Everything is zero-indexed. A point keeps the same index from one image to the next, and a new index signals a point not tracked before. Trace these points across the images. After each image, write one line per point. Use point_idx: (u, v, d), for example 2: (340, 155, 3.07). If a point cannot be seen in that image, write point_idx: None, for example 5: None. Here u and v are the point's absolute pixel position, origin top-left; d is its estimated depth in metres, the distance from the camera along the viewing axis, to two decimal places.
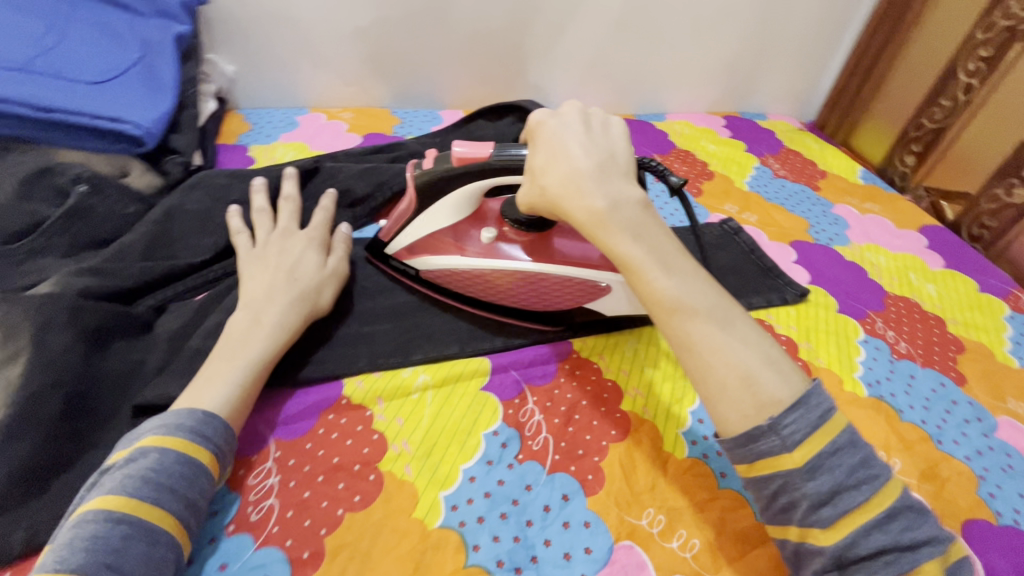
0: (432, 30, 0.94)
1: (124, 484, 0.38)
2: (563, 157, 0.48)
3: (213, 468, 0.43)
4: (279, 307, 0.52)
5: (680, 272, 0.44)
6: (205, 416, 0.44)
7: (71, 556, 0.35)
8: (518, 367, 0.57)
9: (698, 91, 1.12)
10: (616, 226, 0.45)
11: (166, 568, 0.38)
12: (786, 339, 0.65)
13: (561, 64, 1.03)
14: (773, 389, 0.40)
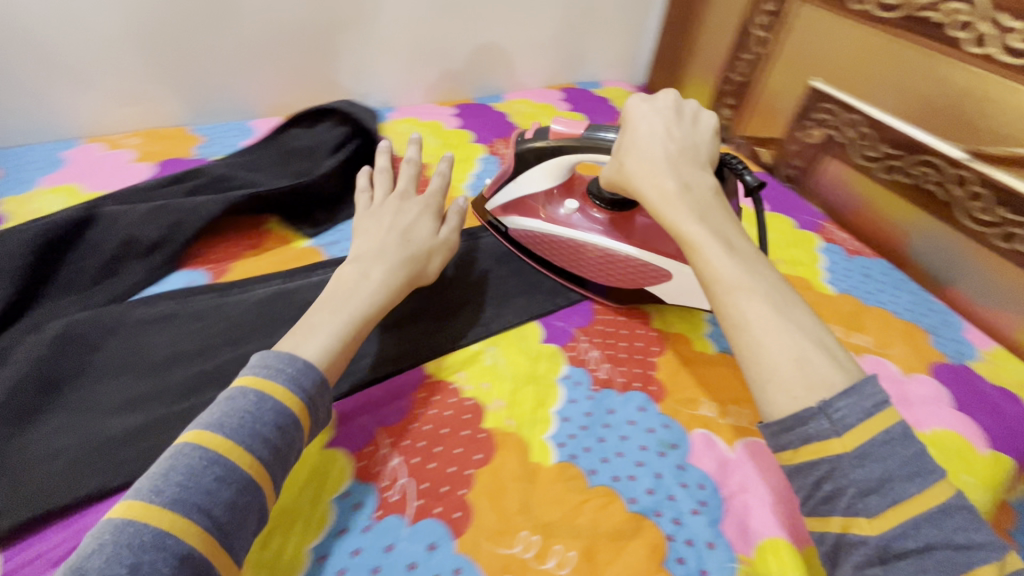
0: (219, 31, 0.82)
1: (223, 426, 0.38)
2: (643, 143, 0.53)
3: (307, 423, 0.42)
4: (384, 265, 0.53)
5: (736, 247, 0.44)
6: (307, 365, 0.43)
7: (166, 488, 0.35)
8: (367, 410, 0.52)
9: (531, 66, 1.10)
10: (678, 200, 0.48)
11: (250, 521, 0.37)
12: (639, 313, 0.66)
13: (383, 52, 0.95)
14: (828, 374, 0.37)
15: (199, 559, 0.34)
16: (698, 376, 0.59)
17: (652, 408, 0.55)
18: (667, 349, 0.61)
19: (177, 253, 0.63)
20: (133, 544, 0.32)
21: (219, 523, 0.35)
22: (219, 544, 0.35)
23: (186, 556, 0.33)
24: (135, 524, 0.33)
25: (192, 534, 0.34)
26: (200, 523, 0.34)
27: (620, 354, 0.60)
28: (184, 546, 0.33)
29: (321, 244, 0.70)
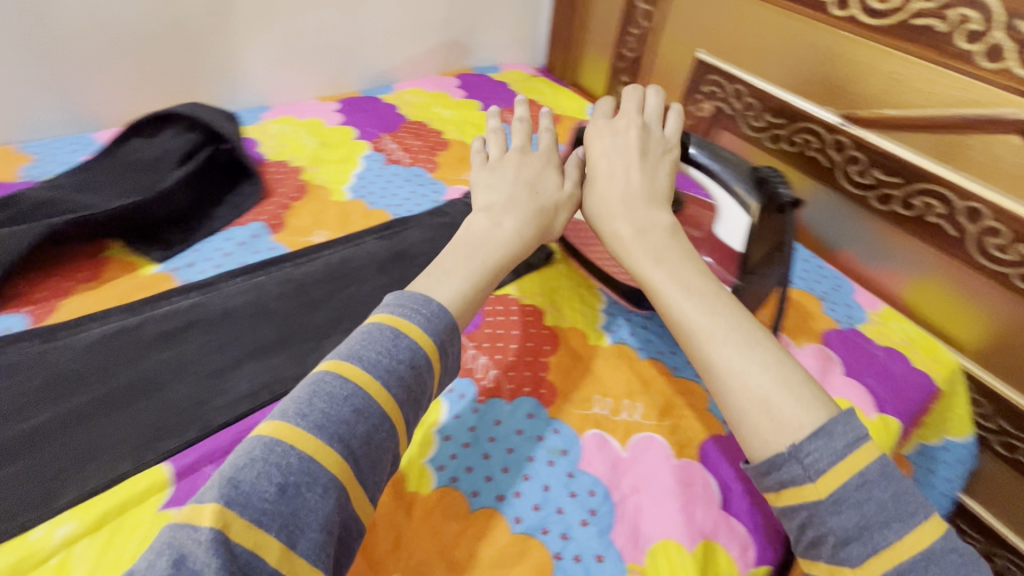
0: (33, 29, 0.70)
1: (368, 365, 0.39)
2: (605, 182, 0.54)
3: (437, 364, 0.43)
4: (517, 213, 0.53)
5: (699, 290, 0.46)
6: (440, 308, 0.44)
7: (311, 412, 0.36)
8: (215, 457, 0.46)
9: (421, 55, 1.04)
10: (637, 238, 0.50)
11: (384, 456, 0.38)
12: (532, 309, 0.62)
13: (245, 44, 0.85)
14: (800, 415, 0.38)
15: (340, 488, 0.35)
16: (591, 372, 0.56)
17: (543, 414, 0.52)
18: (560, 346, 0.58)
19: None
20: (278, 468, 0.33)
21: (356, 454, 0.36)
22: (355, 473, 0.36)
23: (326, 487, 0.34)
24: (282, 446, 0.34)
25: (333, 462, 0.35)
26: (338, 452, 0.35)
27: (510, 358, 0.56)
28: (324, 476, 0.34)
29: (173, 267, 0.62)
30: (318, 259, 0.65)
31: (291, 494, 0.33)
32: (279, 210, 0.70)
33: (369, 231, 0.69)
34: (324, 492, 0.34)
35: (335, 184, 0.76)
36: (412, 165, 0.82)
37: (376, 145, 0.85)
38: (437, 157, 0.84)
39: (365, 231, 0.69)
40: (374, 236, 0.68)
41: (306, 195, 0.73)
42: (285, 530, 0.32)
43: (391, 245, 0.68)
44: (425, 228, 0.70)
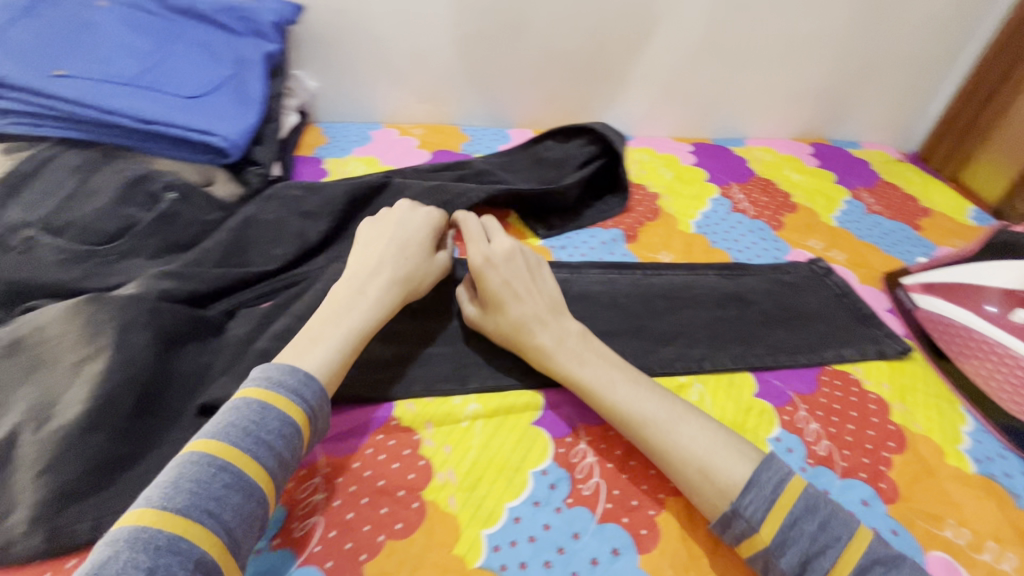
0: (507, 49, 0.94)
1: (246, 436, 0.39)
2: (511, 299, 0.53)
3: (305, 431, 0.43)
4: (390, 289, 0.53)
5: (620, 381, 0.49)
6: (306, 376, 0.44)
7: (176, 496, 0.36)
8: (573, 404, 0.54)
9: (781, 119, 1.06)
10: (564, 337, 0.52)
11: (255, 524, 0.38)
12: (876, 398, 0.58)
13: (636, 84, 0.99)
14: (729, 470, 0.43)
15: (210, 564, 0.34)
16: (944, 492, 0.51)
17: (878, 506, 0.49)
18: (907, 449, 0.54)
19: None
20: (148, 549, 0.33)
21: (229, 527, 0.36)
22: (227, 546, 0.36)
23: (201, 561, 0.34)
24: (149, 533, 0.34)
25: (203, 537, 0.35)
26: (209, 525, 0.35)
27: (845, 437, 0.54)
28: (195, 553, 0.34)
29: (551, 245, 0.76)
30: (661, 276, 0.70)
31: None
32: (634, 225, 0.80)
33: (712, 264, 0.73)
34: (195, 566, 0.34)
35: (682, 216, 0.82)
36: (756, 219, 0.83)
37: (724, 192, 0.88)
38: (784, 217, 0.84)
39: (709, 264, 0.73)
40: (715, 272, 0.71)
41: (658, 218, 0.82)
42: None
43: (734, 284, 0.70)
44: (765, 280, 0.71)
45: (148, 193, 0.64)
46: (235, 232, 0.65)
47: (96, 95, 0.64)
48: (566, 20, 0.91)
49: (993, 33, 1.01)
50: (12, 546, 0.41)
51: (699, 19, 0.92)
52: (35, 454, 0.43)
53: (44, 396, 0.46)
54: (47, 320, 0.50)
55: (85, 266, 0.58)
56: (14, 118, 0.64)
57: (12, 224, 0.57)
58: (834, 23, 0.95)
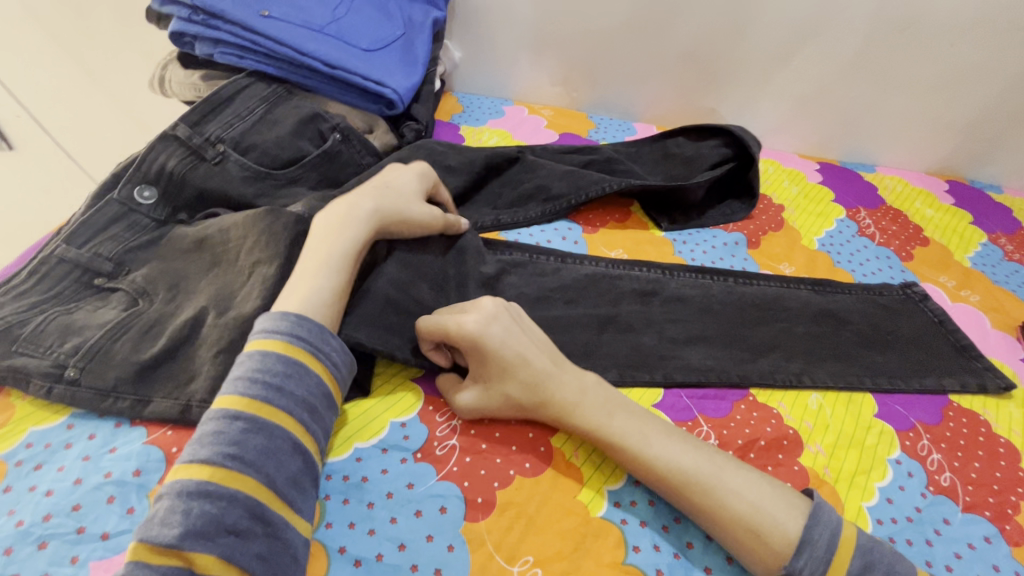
0: (649, 44, 0.96)
1: (254, 386, 0.41)
2: (521, 363, 0.48)
3: (314, 366, 0.45)
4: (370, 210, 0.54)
5: (650, 430, 0.47)
6: (297, 317, 0.45)
7: (201, 448, 0.39)
8: (693, 395, 0.56)
9: (919, 150, 1.02)
10: (583, 389, 0.49)
11: (286, 458, 0.40)
12: (1005, 442, 0.56)
13: (772, 95, 0.98)
14: (781, 526, 0.41)
15: (245, 500, 0.37)
16: None
17: (1002, 546, 0.48)
18: None
19: (565, 206, 0.76)
20: (181, 495, 0.36)
21: (254, 465, 0.39)
22: (260, 483, 0.38)
23: (234, 498, 0.37)
24: (182, 482, 0.37)
25: (227, 479, 0.37)
26: (231, 467, 0.38)
27: (970, 474, 0.53)
28: (226, 491, 0.37)
29: (673, 238, 0.77)
30: (754, 286, 0.67)
31: (194, 514, 0.36)
32: (757, 232, 0.80)
33: (800, 278, 0.69)
34: (227, 503, 0.37)
35: (807, 232, 0.82)
36: (883, 246, 0.81)
37: (851, 215, 0.86)
38: (914, 250, 0.81)
39: (795, 277, 0.70)
40: (806, 287, 0.68)
41: (781, 229, 0.81)
42: (206, 540, 0.35)
43: (829, 303, 0.66)
44: (860, 300, 0.68)
45: (318, 131, 0.70)
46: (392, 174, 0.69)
47: (292, 36, 0.71)
48: (716, 21, 0.91)
49: None
50: (191, 409, 0.47)
51: (855, 35, 0.89)
52: (216, 335, 0.50)
53: (225, 288, 0.53)
54: (229, 224, 0.57)
55: (260, 186, 0.65)
56: (221, 49, 0.72)
57: (208, 138, 0.65)
58: (1002, 58, 0.90)
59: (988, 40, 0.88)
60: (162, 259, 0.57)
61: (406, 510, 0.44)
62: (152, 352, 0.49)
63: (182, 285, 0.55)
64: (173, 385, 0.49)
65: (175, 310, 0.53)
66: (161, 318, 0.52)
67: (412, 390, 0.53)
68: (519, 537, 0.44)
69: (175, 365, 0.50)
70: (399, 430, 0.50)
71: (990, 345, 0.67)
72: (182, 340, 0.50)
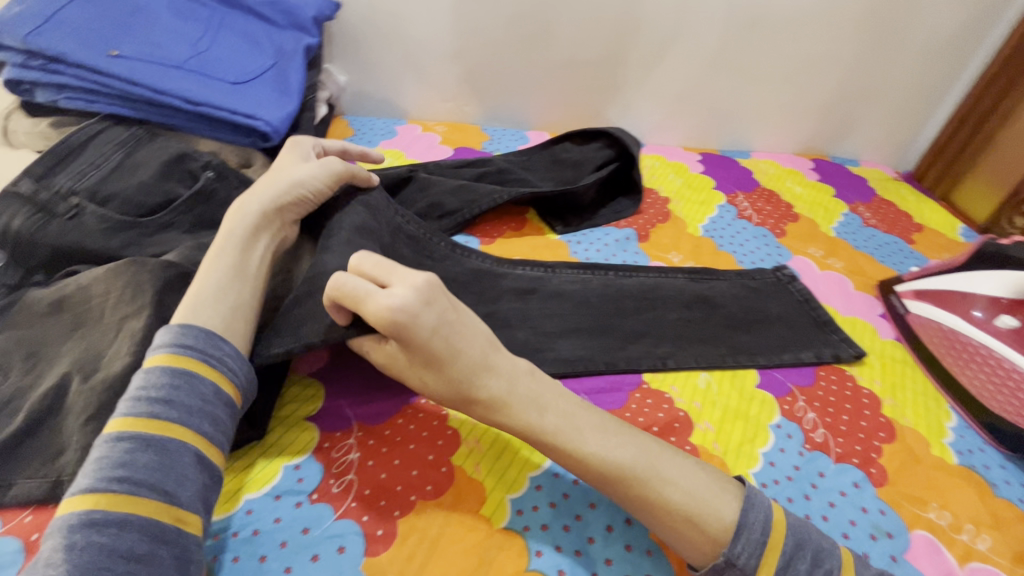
0: (529, 56, 0.99)
1: (140, 403, 0.39)
2: (447, 351, 0.43)
3: (206, 372, 0.43)
4: (254, 197, 0.53)
5: (587, 427, 0.45)
6: (184, 327, 0.44)
7: (85, 478, 0.36)
8: (590, 391, 0.58)
9: (785, 133, 1.11)
10: (512, 382, 0.45)
11: (184, 470, 0.38)
12: (869, 393, 0.62)
13: (651, 95, 1.04)
14: (717, 511, 0.42)
15: (141, 522, 0.35)
16: (930, 478, 0.54)
17: (869, 489, 0.53)
18: (897, 440, 0.58)
19: (462, 217, 0.77)
20: (64, 531, 0.34)
21: (148, 484, 0.36)
22: (157, 501, 0.36)
23: (127, 523, 0.35)
24: (66, 517, 0.35)
25: (119, 503, 0.35)
26: (119, 491, 0.35)
27: (840, 427, 0.58)
28: (116, 515, 0.35)
29: (567, 240, 0.80)
30: (632, 278, 0.71)
31: (80, 547, 0.33)
32: (646, 226, 0.85)
33: (683, 269, 0.74)
34: (119, 529, 0.34)
35: (691, 220, 0.87)
36: (760, 226, 0.88)
37: (730, 200, 0.93)
38: (786, 226, 0.88)
39: (679, 268, 0.74)
40: (684, 275, 0.73)
41: (668, 221, 0.86)
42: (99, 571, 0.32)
43: (705, 288, 0.72)
44: (734, 285, 0.74)
45: (188, 172, 0.66)
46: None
47: (146, 74, 0.68)
48: (589, 30, 0.96)
49: (985, 61, 1.04)
50: (55, 488, 0.44)
51: (713, 36, 0.97)
52: (82, 401, 0.46)
53: (87, 352, 0.49)
54: (89, 280, 0.53)
55: (125, 236, 0.60)
56: (67, 93, 0.69)
57: (59, 191, 0.60)
58: (838, 46, 1.00)
59: (824, 31, 0.98)
60: (13, 327, 0.52)
61: (302, 556, 0.43)
62: (6, 433, 0.45)
63: (38, 352, 0.50)
64: (41, 462, 0.45)
65: (35, 380, 0.48)
66: (15, 394, 0.48)
67: (305, 430, 0.52)
68: (421, 562, 0.43)
69: (38, 443, 0.45)
70: (293, 473, 0.48)
71: (853, 306, 0.74)
72: (45, 412, 0.46)
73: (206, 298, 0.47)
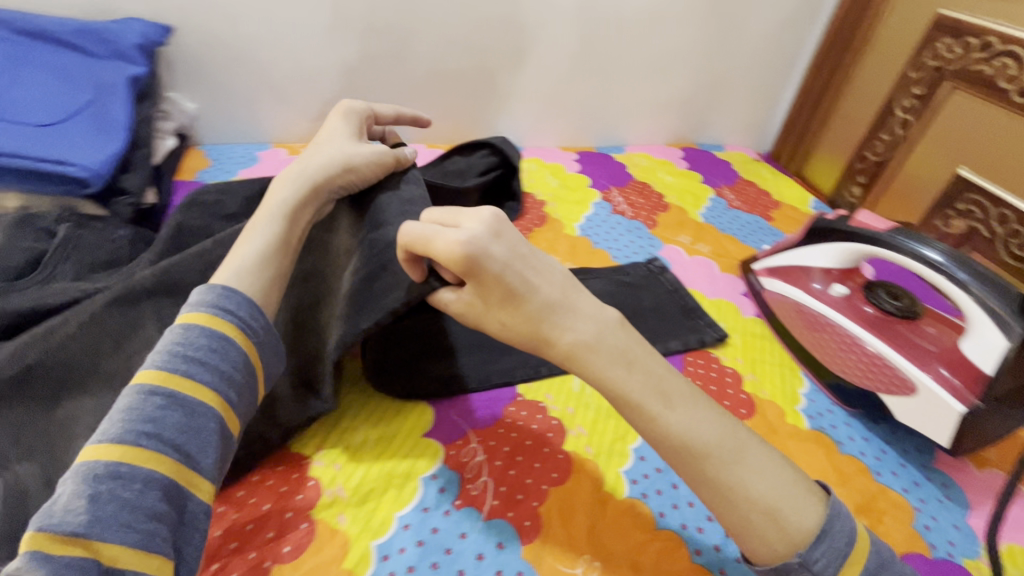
0: (392, 71, 0.97)
1: (174, 359, 0.39)
2: (524, 293, 0.42)
3: (242, 340, 0.43)
4: (303, 167, 0.52)
5: (675, 393, 0.42)
6: (226, 291, 0.43)
7: (111, 428, 0.36)
8: (462, 413, 0.57)
9: (655, 125, 1.17)
10: (601, 331, 0.43)
11: (209, 439, 0.38)
12: (732, 372, 0.66)
13: (522, 99, 1.05)
14: (801, 515, 0.39)
15: (163, 482, 0.35)
16: (785, 447, 0.58)
17: None
18: (756, 414, 0.61)
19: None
20: (87, 480, 0.33)
21: (177, 444, 0.36)
22: (181, 461, 0.36)
23: (152, 480, 0.34)
24: (88, 465, 0.34)
25: (148, 460, 0.35)
26: (150, 448, 0.35)
27: None
28: (142, 472, 0.34)
29: None
30: None
31: (103, 500, 0.33)
32: (523, 232, 0.85)
33: None
34: (144, 486, 0.34)
35: (567, 220, 0.88)
36: (633, 219, 0.91)
37: (605, 196, 0.96)
38: (657, 216, 0.92)
39: None
40: None
41: (545, 224, 0.87)
42: (120, 526, 0.32)
43: None
44: (607, 282, 0.76)
45: (41, 230, 0.59)
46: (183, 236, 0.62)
47: None
48: (448, 40, 0.95)
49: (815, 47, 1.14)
50: None
51: (569, 38, 0.99)
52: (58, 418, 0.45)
53: None
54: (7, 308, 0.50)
55: None
56: None
57: None
58: (687, 40, 1.06)
59: (671, 27, 1.03)
60: None
61: None
62: None
63: None
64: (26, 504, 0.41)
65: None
66: None
67: None
68: None
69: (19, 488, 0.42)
70: None
71: (718, 288, 0.79)
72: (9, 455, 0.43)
73: (249, 263, 0.46)
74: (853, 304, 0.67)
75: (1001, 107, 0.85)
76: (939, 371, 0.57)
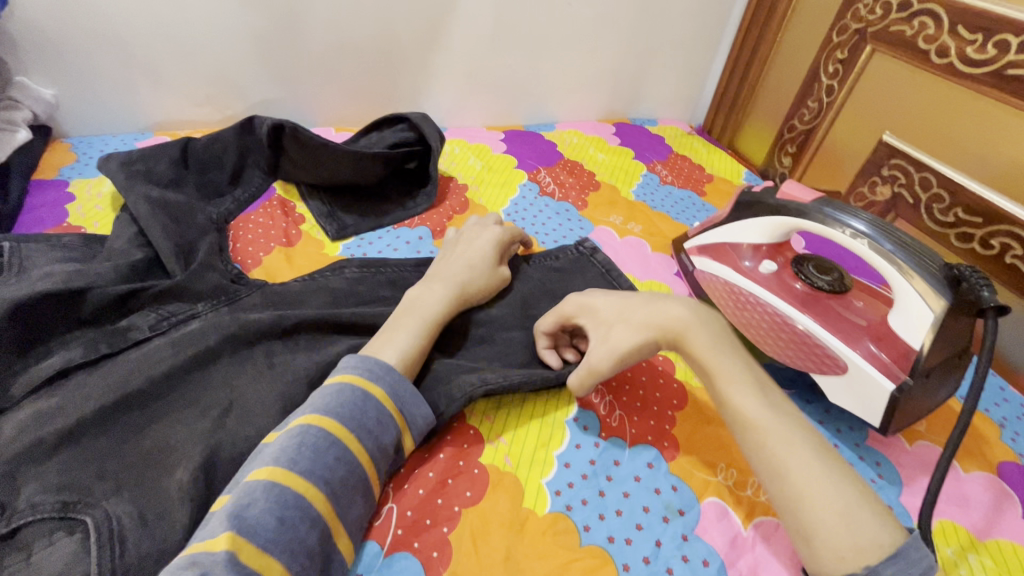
0: (291, 48, 0.86)
1: (350, 419, 0.42)
2: (644, 304, 0.50)
3: (398, 417, 0.45)
4: (452, 287, 0.57)
5: (762, 381, 0.44)
6: (400, 372, 0.47)
7: (300, 459, 0.38)
8: None
9: (587, 100, 1.11)
10: (701, 322, 0.47)
11: (356, 496, 0.40)
12: (663, 359, 0.61)
13: (441, 75, 0.97)
14: (879, 532, 0.35)
15: (324, 526, 0.37)
16: (718, 437, 0.54)
17: (662, 466, 0.51)
18: (689, 404, 0.57)
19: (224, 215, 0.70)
20: (276, 502, 0.36)
21: (336, 493, 0.39)
22: (334, 510, 0.39)
23: (315, 519, 0.37)
24: (278, 487, 0.37)
25: (319, 500, 0.38)
26: (323, 491, 0.38)
27: (634, 404, 0.56)
28: (313, 510, 0.37)
29: (350, 253, 0.71)
30: None
31: (287, 524, 0.35)
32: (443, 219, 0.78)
33: None
34: (310, 526, 0.36)
35: (490, 205, 0.82)
36: (562, 201, 0.85)
37: (532, 177, 0.90)
38: (587, 196, 0.87)
39: None
40: None
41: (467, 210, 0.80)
42: (290, 553, 0.35)
43: None
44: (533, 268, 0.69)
45: None
46: (165, 210, 0.64)
47: None
48: (351, 11, 0.85)
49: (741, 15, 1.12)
50: None
51: (487, 8, 0.92)
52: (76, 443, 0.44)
53: None
54: None
55: None
56: None
57: None
58: (613, 9, 1.00)
59: None
60: None
61: None
62: None
63: None
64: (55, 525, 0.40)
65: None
66: None
67: None
68: None
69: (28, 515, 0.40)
70: None
71: (650, 269, 0.75)
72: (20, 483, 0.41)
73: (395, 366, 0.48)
74: (784, 280, 0.63)
75: (918, 68, 0.84)
76: (867, 346, 0.55)
